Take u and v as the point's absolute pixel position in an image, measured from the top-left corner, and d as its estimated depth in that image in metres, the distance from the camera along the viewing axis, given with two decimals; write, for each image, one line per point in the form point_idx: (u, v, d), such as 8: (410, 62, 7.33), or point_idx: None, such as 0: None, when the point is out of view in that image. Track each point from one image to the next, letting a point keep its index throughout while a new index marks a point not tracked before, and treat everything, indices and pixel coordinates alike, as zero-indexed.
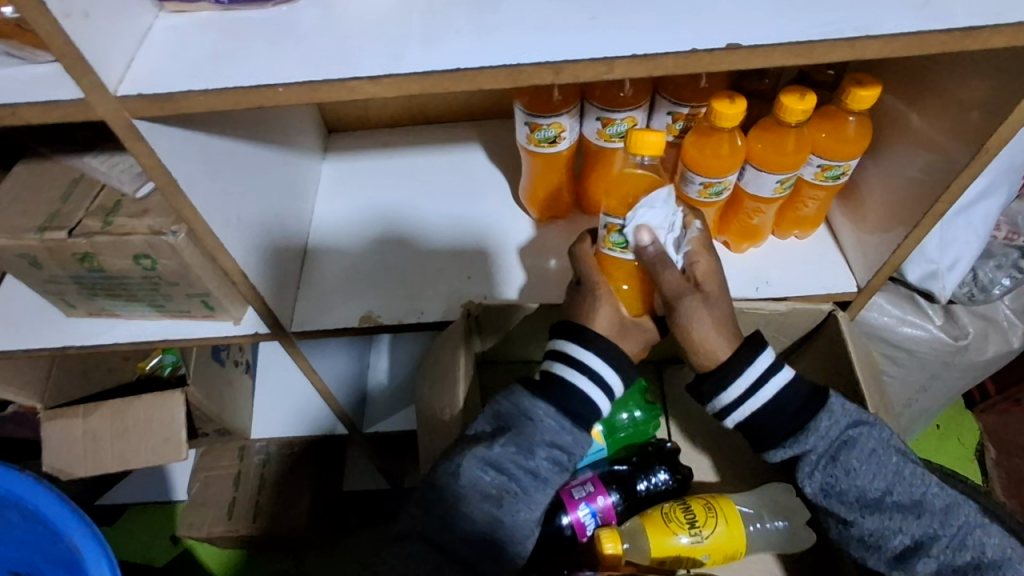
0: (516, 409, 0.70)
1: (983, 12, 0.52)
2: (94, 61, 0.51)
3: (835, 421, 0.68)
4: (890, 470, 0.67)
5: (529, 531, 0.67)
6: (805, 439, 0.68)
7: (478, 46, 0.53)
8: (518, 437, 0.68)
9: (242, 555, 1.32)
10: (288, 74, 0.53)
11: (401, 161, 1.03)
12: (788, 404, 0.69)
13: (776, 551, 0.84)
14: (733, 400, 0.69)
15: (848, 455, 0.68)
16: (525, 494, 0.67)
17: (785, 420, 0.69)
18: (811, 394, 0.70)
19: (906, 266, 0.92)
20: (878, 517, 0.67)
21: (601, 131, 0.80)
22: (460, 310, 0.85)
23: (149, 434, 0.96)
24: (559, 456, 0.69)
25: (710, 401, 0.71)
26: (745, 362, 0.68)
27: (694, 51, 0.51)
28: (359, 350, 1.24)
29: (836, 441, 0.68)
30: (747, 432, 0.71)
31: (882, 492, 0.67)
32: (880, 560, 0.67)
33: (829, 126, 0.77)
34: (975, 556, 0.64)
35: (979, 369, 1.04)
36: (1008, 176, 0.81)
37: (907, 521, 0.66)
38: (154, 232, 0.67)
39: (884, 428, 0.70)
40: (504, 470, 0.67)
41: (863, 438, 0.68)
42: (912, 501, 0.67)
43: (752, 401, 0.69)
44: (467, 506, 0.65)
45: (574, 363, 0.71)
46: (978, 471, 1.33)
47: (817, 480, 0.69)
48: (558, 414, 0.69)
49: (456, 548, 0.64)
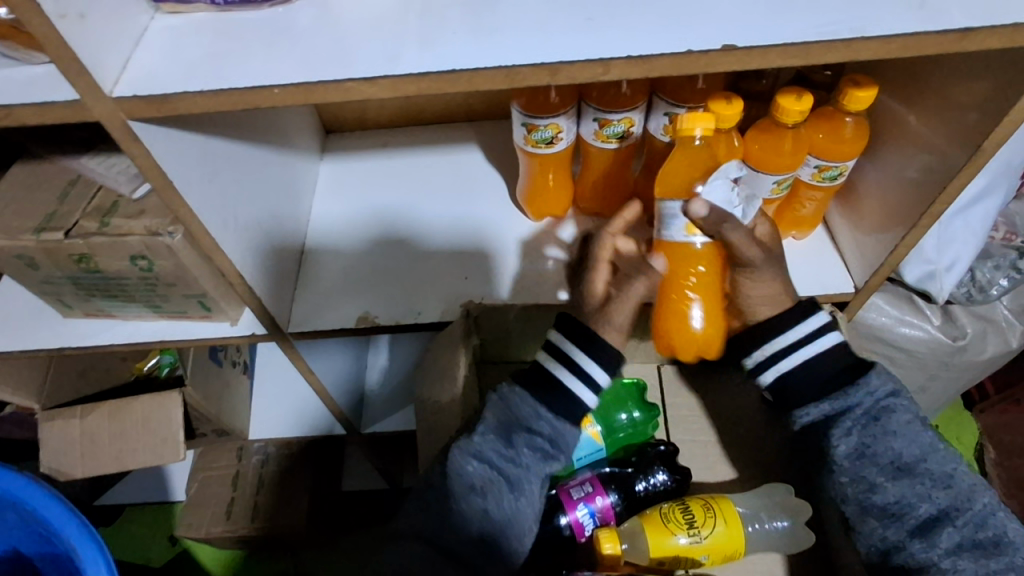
0: (498, 403, 0.73)
1: (980, 13, 0.52)
2: (89, 62, 0.51)
3: (881, 384, 0.71)
4: (923, 441, 0.70)
5: (518, 519, 0.69)
6: (852, 393, 0.71)
7: (474, 47, 0.53)
8: (498, 428, 0.72)
9: (240, 555, 1.32)
10: (284, 75, 0.53)
11: (399, 161, 1.03)
12: (823, 367, 0.73)
13: (780, 552, 0.83)
14: (777, 353, 0.74)
15: (889, 418, 0.70)
16: (508, 483, 0.69)
17: (820, 382, 0.73)
18: (855, 364, 0.74)
19: (903, 267, 0.91)
20: (908, 482, 0.68)
21: (598, 131, 0.80)
22: (459, 310, 0.87)
23: (147, 434, 0.96)
24: (540, 443, 0.71)
25: (753, 352, 0.75)
26: (795, 319, 0.74)
27: (691, 51, 0.51)
28: (358, 350, 1.24)
29: (876, 405, 0.71)
30: (788, 384, 0.74)
31: (914, 458, 0.69)
32: (901, 530, 0.67)
33: (826, 127, 0.76)
34: (996, 534, 0.64)
35: (977, 369, 1.04)
36: (1006, 175, 0.81)
37: (934, 490, 0.67)
38: (150, 232, 0.67)
39: (918, 407, 0.72)
40: (487, 460, 0.70)
41: (900, 405, 0.71)
42: (942, 474, 0.68)
43: (810, 348, 0.73)
44: (454, 498, 0.69)
45: (574, 368, 0.72)
46: (978, 471, 1.32)
47: (853, 438, 0.70)
48: (535, 402, 0.72)
49: (445, 541, 0.67)
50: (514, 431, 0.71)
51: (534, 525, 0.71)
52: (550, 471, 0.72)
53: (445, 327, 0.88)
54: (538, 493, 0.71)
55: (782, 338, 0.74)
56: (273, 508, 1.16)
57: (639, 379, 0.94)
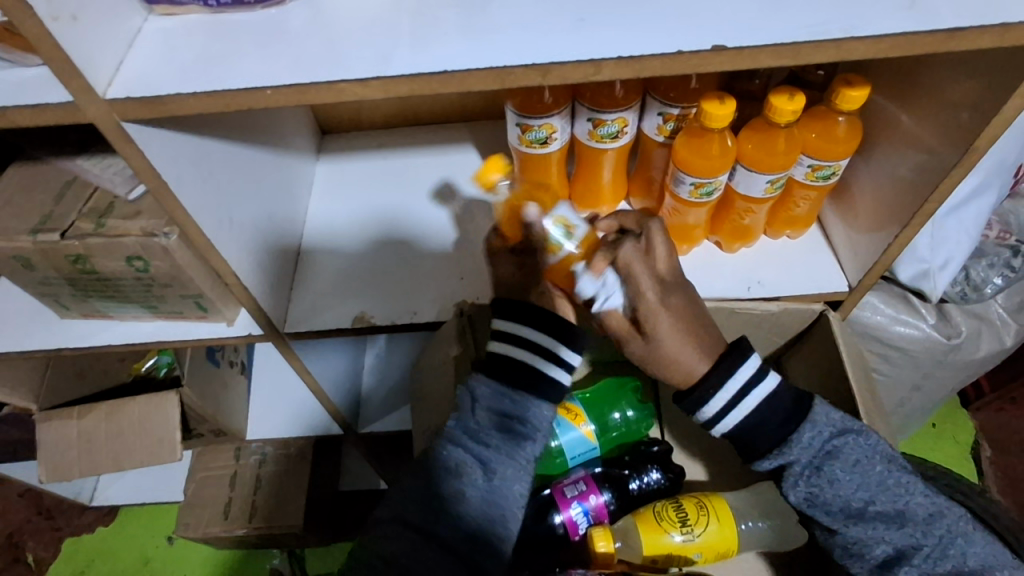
0: (465, 391, 0.73)
1: (969, 13, 0.52)
2: (82, 64, 0.51)
3: (817, 434, 0.70)
4: (873, 480, 0.69)
5: (499, 503, 0.68)
6: (789, 450, 0.70)
7: (465, 48, 0.53)
8: (469, 413, 0.71)
9: (239, 555, 1.32)
10: (275, 76, 0.53)
11: (395, 161, 1.03)
12: (768, 420, 0.70)
13: (763, 549, 0.84)
14: (716, 414, 0.70)
15: (832, 467, 0.69)
16: (483, 466, 0.69)
17: (766, 434, 0.70)
18: (792, 413, 0.71)
19: (897, 267, 0.91)
20: (861, 527, 0.69)
21: (592, 131, 0.80)
22: (452, 309, 0.88)
23: (143, 435, 0.96)
24: (510, 425, 0.70)
25: (695, 412, 0.71)
26: (723, 376, 0.69)
27: (681, 52, 0.51)
28: (354, 350, 1.25)
29: (820, 451, 0.70)
30: (738, 438, 0.72)
31: (864, 503, 0.69)
32: (863, 568, 0.70)
33: (819, 126, 0.77)
34: (956, 566, 0.66)
35: (972, 368, 1.05)
36: (998, 174, 0.81)
37: (889, 531, 0.68)
38: (146, 233, 0.67)
39: (871, 436, 0.71)
40: (461, 445, 0.70)
41: (847, 448, 0.70)
42: (895, 511, 0.69)
43: (740, 408, 0.70)
44: (434, 484, 0.69)
45: (549, 354, 0.71)
46: (975, 469, 1.32)
47: (801, 490, 0.70)
48: (502, 386, 0.71)
49: (429, 526, 0.67)
50: (484, 416, 0.71)
51: (518, 508, 0.70)
52: (529, 454, 0.70)
53: (442, 327, 0.89)
54: (515, 476, 0.69)
55: (710, 404, 0.70)
56: (271, 508, 1.16)
57: (633, 378, 0.95)
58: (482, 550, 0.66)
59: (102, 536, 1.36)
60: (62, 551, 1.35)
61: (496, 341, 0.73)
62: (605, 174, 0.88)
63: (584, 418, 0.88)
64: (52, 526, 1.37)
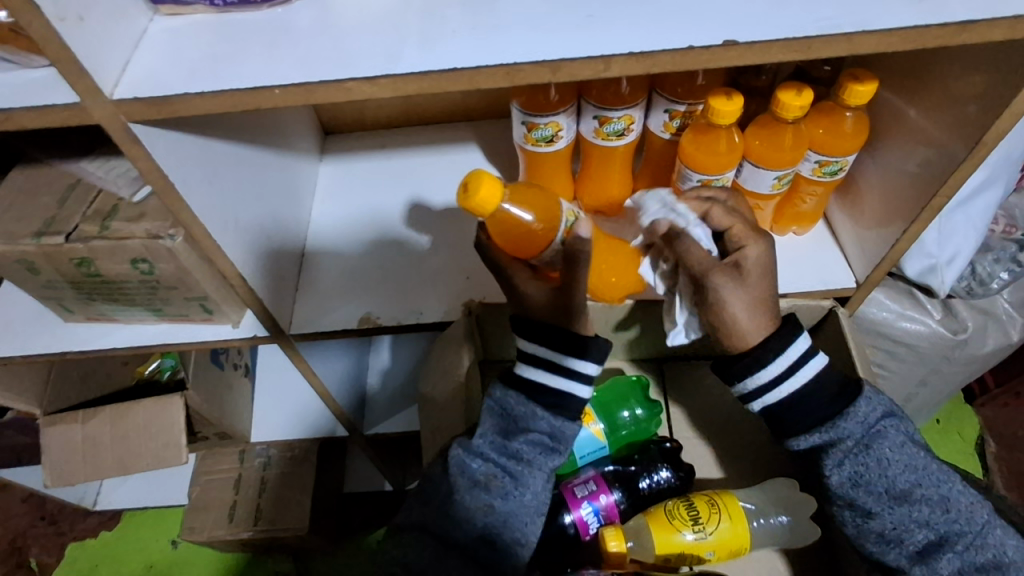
0: (492, 405, 0.74)
1: (981, 5, 0.52)
2: (88, 65, 0.51)
3: (871, 409, 0.71)
4: (918, 464, 0.69)
5: (523, 513, 0.70)
6: (842, 425, 0.70)
7: (475, 46, 0.53)
8: (499, 428, 0.73)
9: (243, 558, 1.32)
10: (282, 75, 0.53)
11: (398, 161, 1.03)
12: (817, 391, 0.71)
13: (781, 547, 0.83)
14: (770, 379, 0.70)
15: (881, 444, 0.69)
16: (513, 477, 0.71)
17: (811, 407, 0.71)
18: (844, 389, 0.72)
19: (904, 261, 0.90)
20: (905, 509, 0.68)
21: (598, 129, 0.80)
22: (461, 309, 0.87)
23: (148, 439, 0.96)
24: (539, 438, 0.72)
25: (743, 379, 0.71)
26: (783, 345, 0.70)
27: (691, 47, 0.51)
28: (358, 350, 1.24)
29: (870, 429, 0.70)
30: (776, 416, 0.72)
31: (910, 485, 0.69)
32: (901, 555, 0.69)
33: (826, 122, 0.77)
34: (995, 557, 0.66)
35: (979, 363, 1.04)
36: (1006, 167, 0.81)
37: (934, 514, 0.68)
38: (151, 236, 0.67)
39: (911, 424, 0.72)
40: (490, 458, 0.72)
41: (894, 429, 0.70)
42: (939, 496, 0.69)
43: (790, 382, 0.70)
44: (457, 494, 0.70)
45: (563, 370, 0.72)
46: (980, 465, 1.32)
47: (846, 469, 0.70)
48: (533, 405, 0.73)
49: (452, 534, 0.69)
50: (510, 430, 0.73)
51: (540, 517, 0.72)
52: (553, 463, 0.73)
53: (449, 326, 0.89)
54: (540, 487, 0.72)
55: (766, 372, 0.70)
56: (275, 511, 1.16)
57: (643, 378, 0.96)
58: (502, 558, 0.69)
59: (104, 541, 1.36)
60: (65, 556, 1.34)
61: (525, 353, 0.74)
62: (610, 171, 0.88)
63: (593, 416, 0.88)
64: (55, 532, 1.37)
